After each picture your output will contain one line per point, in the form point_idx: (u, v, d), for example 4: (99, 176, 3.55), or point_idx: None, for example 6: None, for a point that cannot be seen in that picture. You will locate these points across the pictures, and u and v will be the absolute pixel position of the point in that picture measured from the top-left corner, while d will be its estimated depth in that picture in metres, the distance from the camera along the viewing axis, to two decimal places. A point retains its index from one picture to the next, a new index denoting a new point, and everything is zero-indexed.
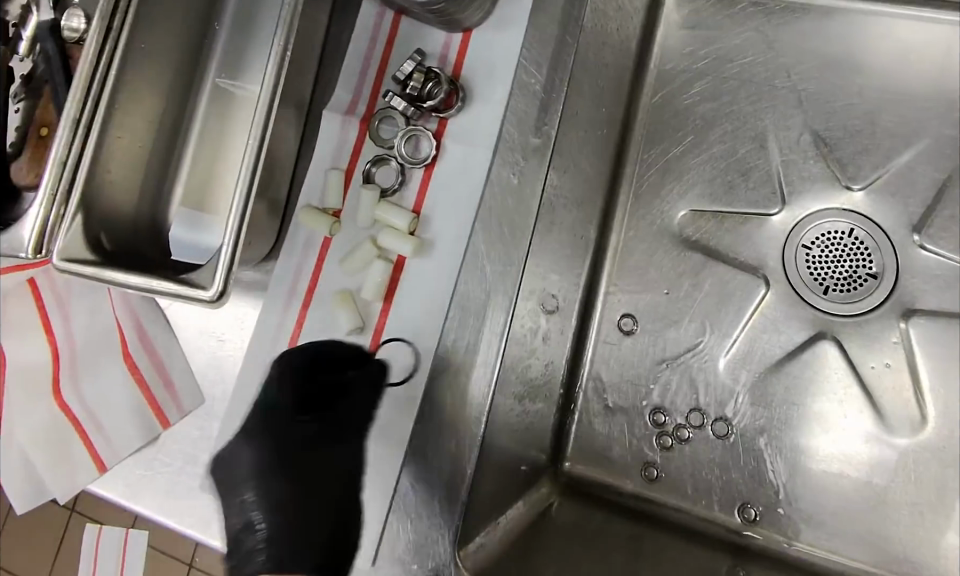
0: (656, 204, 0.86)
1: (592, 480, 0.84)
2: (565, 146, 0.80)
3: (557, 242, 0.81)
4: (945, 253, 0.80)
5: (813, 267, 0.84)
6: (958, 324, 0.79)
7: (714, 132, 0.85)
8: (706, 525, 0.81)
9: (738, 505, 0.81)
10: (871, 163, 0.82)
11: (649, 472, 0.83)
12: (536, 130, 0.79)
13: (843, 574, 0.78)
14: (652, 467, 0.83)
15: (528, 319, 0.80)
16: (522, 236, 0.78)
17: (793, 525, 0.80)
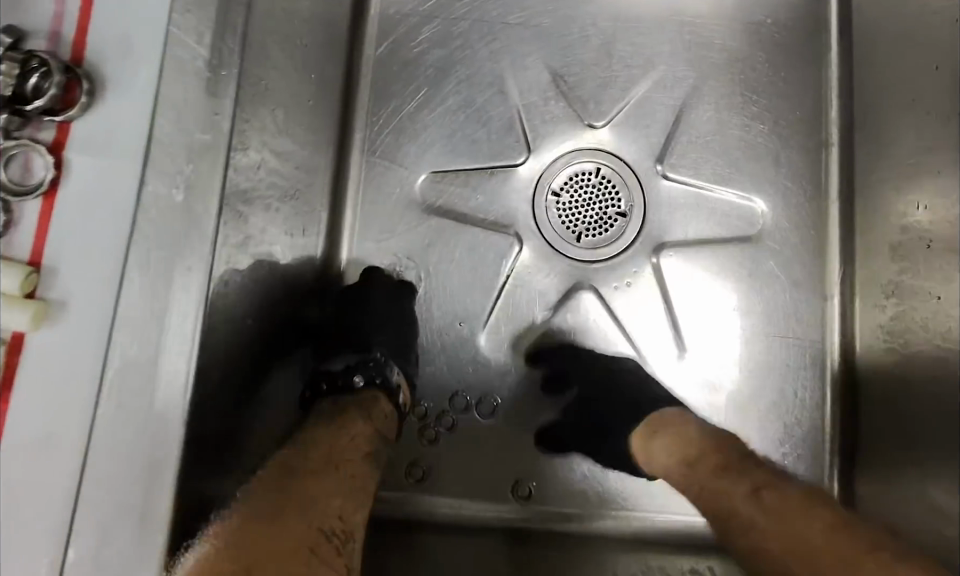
0: (393, 171, 0.75)
1: None
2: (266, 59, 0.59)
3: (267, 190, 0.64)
4: (689, 180, 0.75)
5: (561, 213, 0.75)
6: (709, 250, 0.75)
7: (448, 81, 0.76)
8: (482, 515, 0.72)
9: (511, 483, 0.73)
10: (611, 96, 0.76)
11: (415, 472, 0.73)
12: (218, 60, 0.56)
13: (625, 535, 0.72)
14: (418, 465, 0.73)
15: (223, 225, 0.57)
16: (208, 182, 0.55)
17: (570, 492, 0.73)
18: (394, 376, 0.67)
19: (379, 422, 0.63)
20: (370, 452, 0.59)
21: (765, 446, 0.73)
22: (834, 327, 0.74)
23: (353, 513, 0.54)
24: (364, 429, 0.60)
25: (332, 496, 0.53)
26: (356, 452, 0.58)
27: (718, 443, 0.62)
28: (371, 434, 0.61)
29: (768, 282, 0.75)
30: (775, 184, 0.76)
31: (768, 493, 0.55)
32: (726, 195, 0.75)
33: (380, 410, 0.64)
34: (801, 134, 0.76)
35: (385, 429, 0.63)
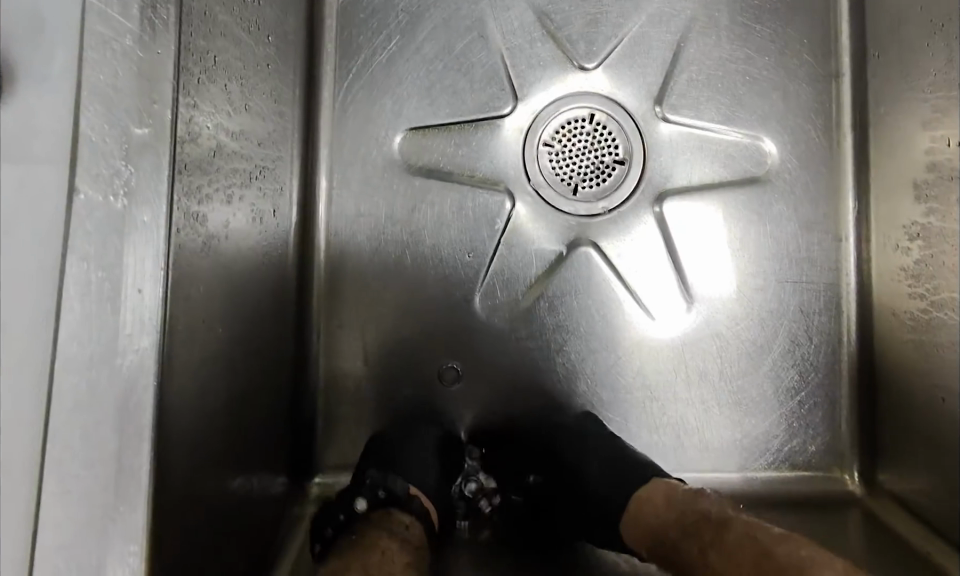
0: (369, 132, 0.69)
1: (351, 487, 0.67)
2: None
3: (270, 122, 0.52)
4: (691, 122, 0.69)
5: (554, 165, 0.69)
6: (718, 194, 0.68)
7: (423, 27, 0.69)
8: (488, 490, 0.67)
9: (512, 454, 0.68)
10: (603, 34, 0.69)
11: None
12: None
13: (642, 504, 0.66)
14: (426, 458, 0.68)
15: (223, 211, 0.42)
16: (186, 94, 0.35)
17: None
18: (403, 486, 0.60)
19: (409, 540, 0.56)
20: (409, 562, 0.54)
21: (783, 401, 0.67)
22: (848, 270, 0.67)
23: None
24: (395, 547, 0.54)
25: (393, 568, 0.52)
26: (404, 552, 0.55)
27: (680, 508, 0.56)
28: (402, 557, 0.54)
29: (780, 225, 0.68)
30: (783, 119, 0.69)
31: (732, 555, 0.50)
32: (730, 134, 0.68)
33: (399, 527, 0.57)
34: (810, 65, 0.69)
35: (418, 547, 0.57)
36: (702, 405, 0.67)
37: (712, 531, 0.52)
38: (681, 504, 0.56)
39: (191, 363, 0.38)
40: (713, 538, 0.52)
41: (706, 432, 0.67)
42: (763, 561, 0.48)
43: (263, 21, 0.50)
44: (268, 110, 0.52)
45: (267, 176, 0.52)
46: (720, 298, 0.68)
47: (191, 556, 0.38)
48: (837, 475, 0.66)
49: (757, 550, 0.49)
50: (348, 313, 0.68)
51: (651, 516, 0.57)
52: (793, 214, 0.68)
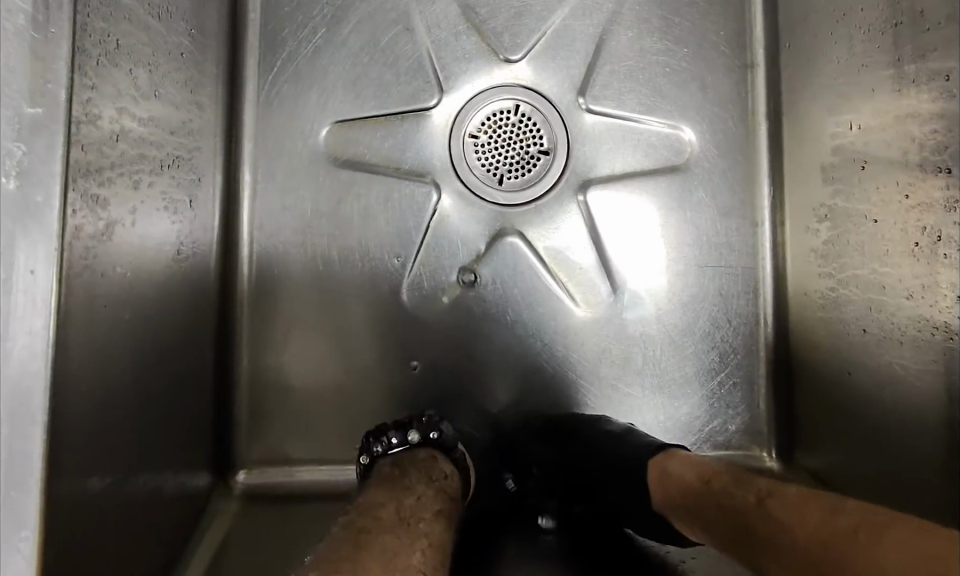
0: (293, 125, 0.69)
1: (275, 481, 0.66)
2: None
3: (187, 114, 0.52)
4: (614, 112, 0.70)
5: (480, 157, 0.70)
6: (640, 182, 0.70)
7: (347, 19, 0.69)
8: None
9: None
10: (527, 27, 0.70)
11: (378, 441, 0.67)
12: None
13: None
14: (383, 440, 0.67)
15: (130, 192, 0.42)
16: (79, 80, 0.35)
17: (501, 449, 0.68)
18: (453, 433, 0.62)
19: (445, 488, 0.56)
20: (440, 508, 0.52)
21: (704, 382, 0.69)
22: (765, 255, 0.70)
23: (436, 525, 0.50)
24: (431, 490, 0.54)
25: (422, 512, 0.50)
26: (438, 499, 0.53)
27: (715, 488, 0.52)
28: (437, 499, 0.53)
29: (698, 214, 0.70)
30: (701, 109, 0.71)
31: (792, 517, 0.45)
32: (653, 124, 0.70)
33: (438, 469, 0.57)
34: (726, 56, 0.71)
35: (452, 497, 0.56)
36: (626, 389, 0.69)
37: (763, 501, 0.48)
38: (703, 481, 0.53)
39: (87, 354, 0.37)
40: (766, 514, 0.47)
41: (632, 416, 0.69)
42: (833, 516, 0.43)
43: (177, 9, 0.50)
44: (184, 99, 0.52)
45: (183, 165, 0.51)
46: (641, 284, 0.69)
47: (87, 537, 0.38)
48: (756, 454, 0.68)
49: (820, 507, 0.44)
50: (276, 308, 0.68)
51: (682, 494, 0.54)
52: (711, 202, 0.70)
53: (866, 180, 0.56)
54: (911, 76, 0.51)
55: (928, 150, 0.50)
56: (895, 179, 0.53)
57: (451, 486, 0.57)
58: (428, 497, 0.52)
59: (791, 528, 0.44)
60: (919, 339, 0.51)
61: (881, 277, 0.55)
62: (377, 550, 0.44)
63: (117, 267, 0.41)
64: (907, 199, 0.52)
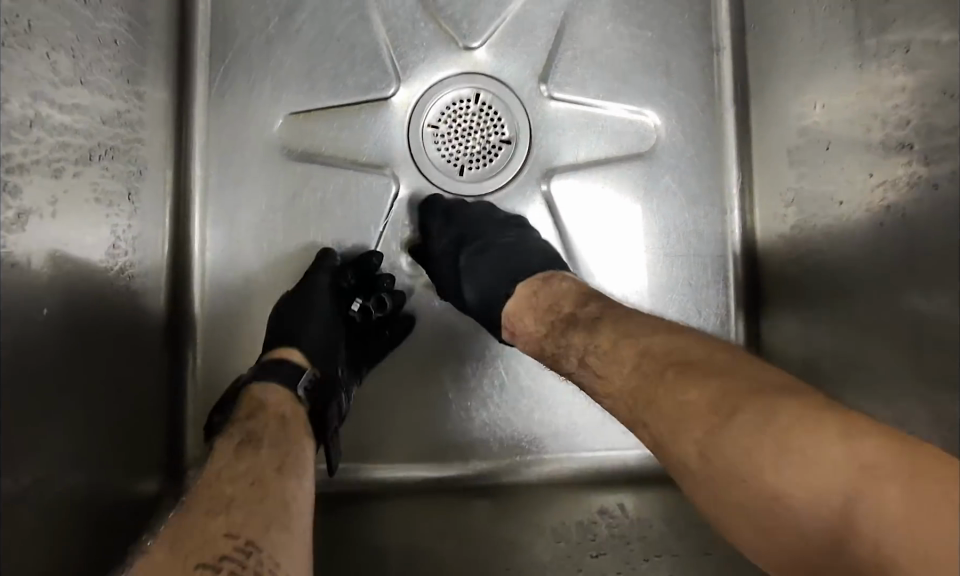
0: (247, 118, 0.67)
1: None
2: None
3: (122, 101, 0.50)
4: (578, 99, 0.68)
5: (439, 147, 0.68)
6: (604, 171, 0.68)
7: (302, 7, 0.67)
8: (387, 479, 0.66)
9: (410, 438, 0.66)
10: (487, 12, 0.68)
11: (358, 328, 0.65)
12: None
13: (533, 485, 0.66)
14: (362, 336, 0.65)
15: (51, 182, 0.40)
16: None
17: (469, 444, 0.66)
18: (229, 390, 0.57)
19: (247, 418, 0.54)
20: (238, 451, 0.51)
21: None
22: (731, 243, 0.68)
23: (230, 476, 0.48)
24: (227, 443, 0.52)
25: (221, 474, 0.48)
26: (238, 441, 0.52)
27: (565, 337, 0.53)
28: (231, 446, 0.51)
29: (663, 202, 0.68)
30: (667, 94, 0.69)
31: (669, 385, 0.43)
32: (617, 110, 0.68)
33: (237, 411, 0.55)
34: (692, 37, 0.69)
35: (252, 417, 0.54)
36: None
37: (634, 355, 0.47)
38: (571, 329, 0.53)
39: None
40: (633, 381, 0.46)
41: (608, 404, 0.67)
42: (719, 388, 0.41)
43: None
44: (121, 90, 0.50)
45: (119, 157, 0.50)
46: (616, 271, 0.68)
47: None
48: None
49: (698, 371, 0.43)
50: (232, 306, 0.66)
51: (528, 323, 0.57)
52: (678, 188, 0.68)
53: (831, 161, 0.55)
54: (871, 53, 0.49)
55: (890, 127, 0.48)
56: (859, 159, 0.52)
57: (248, 410, 0.54)
58: (222, 452, 0.51)
59: (662, 404, 0.43)
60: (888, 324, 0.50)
61: (845, 265, 0.54)
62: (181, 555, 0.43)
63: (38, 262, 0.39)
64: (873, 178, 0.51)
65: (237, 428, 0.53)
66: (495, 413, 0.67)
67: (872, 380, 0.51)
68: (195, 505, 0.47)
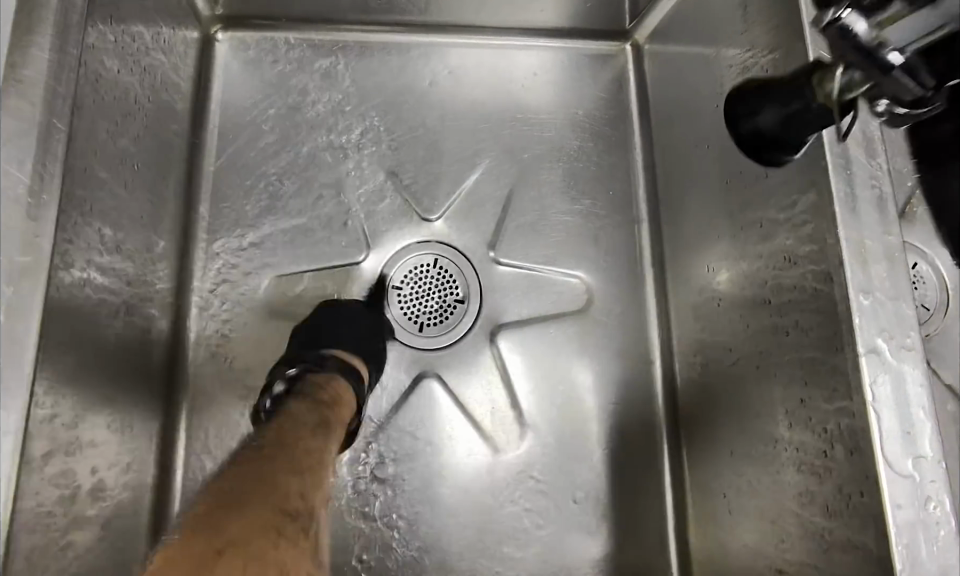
0: (237, 279, 0.77)
1: None
2: (142, 151, 0.60)
3: (140, 260, 0.61)
4: (522, 263, 0.80)
5: (405, 305, 0.79)
6: (544, 327, 0.79)
7: (289, 187, 0.80)
8: None
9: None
10: (443, 191, 0.82)
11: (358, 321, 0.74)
12: (90, 125, 0.50)
13: None
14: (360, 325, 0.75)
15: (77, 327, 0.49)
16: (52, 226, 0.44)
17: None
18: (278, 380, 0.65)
19: (297, 395, 0.61)
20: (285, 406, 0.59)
21: (607, 508, 0.75)
22: (657, 387, 0.78)
23: (292, 428, 0.57)
24: (283, 408, 0.60)
25: (289, 431, 0.56)
26: (289, 407, 0.60)
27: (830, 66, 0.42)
28: (278, 410, 0.59)
29: (596, 351, 0.79)
30: (595, 258, 0.81)
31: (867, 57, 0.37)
32: (555, 274, 0.80)
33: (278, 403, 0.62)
34: (614, 213, 0.83)
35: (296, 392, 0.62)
36: (537, 523, 0.74)
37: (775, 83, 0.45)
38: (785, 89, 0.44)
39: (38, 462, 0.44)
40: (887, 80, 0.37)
41: (536, 538, 0.73)
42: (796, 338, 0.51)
43: (140, 179, 0.60)
44: (141, 253, 0.61)
45: (134, 313, 0.60)
46: (552, 426, 0.76)
47: None
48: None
49: None
50: (211, 446, 0.73)
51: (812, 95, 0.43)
52: (608, 341, 0.79)
53: (720, 314, 0.66)
54: (736, 220, 0.62)
55: (754, 286, 0.60)
56: (736, 312, 0.63)
57: (299, 389, 0.63)
58: (275, 423, 0.58)
59: None
60: (751, 453, 0.59)
61: (731, 401, 0.63)
62: (273, 448, 0.53)
63: (73, 395, 0.49)
64: (747, 326, 0.61)
65: (269, 413, 0.61)
66: (445, 550, 0.73)
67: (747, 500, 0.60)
68: (264, 451, 0.53)
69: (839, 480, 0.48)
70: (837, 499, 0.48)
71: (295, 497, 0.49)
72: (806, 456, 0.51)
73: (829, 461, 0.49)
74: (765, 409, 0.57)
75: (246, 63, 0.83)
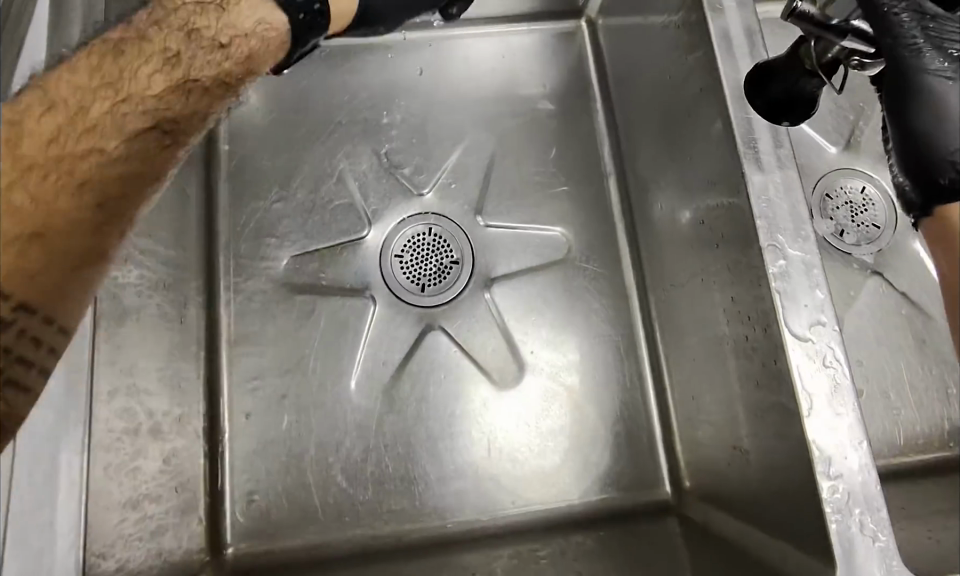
0: (256, 262, 0.88)
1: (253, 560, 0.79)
2: None
3: None
4: (506, 223, 0.90)
5: (407, 270, 0.89)
6: (532, 278, 0.88)
7: (294, 178, 0.90)
8: (375, 541, 0.81)
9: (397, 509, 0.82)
10: (431, 168, 0.92)
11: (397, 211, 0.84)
12: None
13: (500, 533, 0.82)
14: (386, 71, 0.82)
15: None
16: None
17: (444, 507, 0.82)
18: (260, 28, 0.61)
19: (167, 60, 0.55)
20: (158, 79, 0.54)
21: (601, 429, 0.85)
22: (635, 320, 0.88)
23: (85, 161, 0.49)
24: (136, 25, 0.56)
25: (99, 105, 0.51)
26: (154, 62, 0.54)
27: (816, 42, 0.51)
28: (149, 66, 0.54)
29: (579, 294, 0.88)
30: (572, 213, 0.91)
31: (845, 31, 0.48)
32: (537, 230, 0.90)
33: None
34: (585, 171, 0.92)
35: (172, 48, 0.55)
36: (541, 448, 0.84)
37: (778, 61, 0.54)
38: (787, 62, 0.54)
39: None
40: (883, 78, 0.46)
41: (539, 463, 0.84)
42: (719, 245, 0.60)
43: None
44: None
45: None
46: (546, 363, 0.86)
47: None
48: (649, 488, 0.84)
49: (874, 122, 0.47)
50: (249, 408, 0.83)
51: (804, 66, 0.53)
52: (589, 285, 0.89)
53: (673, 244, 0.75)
54: (674, 157, 0.71)
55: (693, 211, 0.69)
56: (682, 237, 0.72)
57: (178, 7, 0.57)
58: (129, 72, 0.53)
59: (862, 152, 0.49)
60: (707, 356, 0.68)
61: (688, 317, 0.73)
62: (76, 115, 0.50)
63: None
64: (691, 248, 0.70)
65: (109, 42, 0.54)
66: (463, 479, 0.83)
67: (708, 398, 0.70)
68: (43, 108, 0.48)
69: (765, 358, 0.56)
70: (763, 374, 0.57)
71: (42, 179, 0.47)
72: (741, 345, 0.60)
73: (755, 345, 0.58)
74: (711, 315, 0.66)
75: None
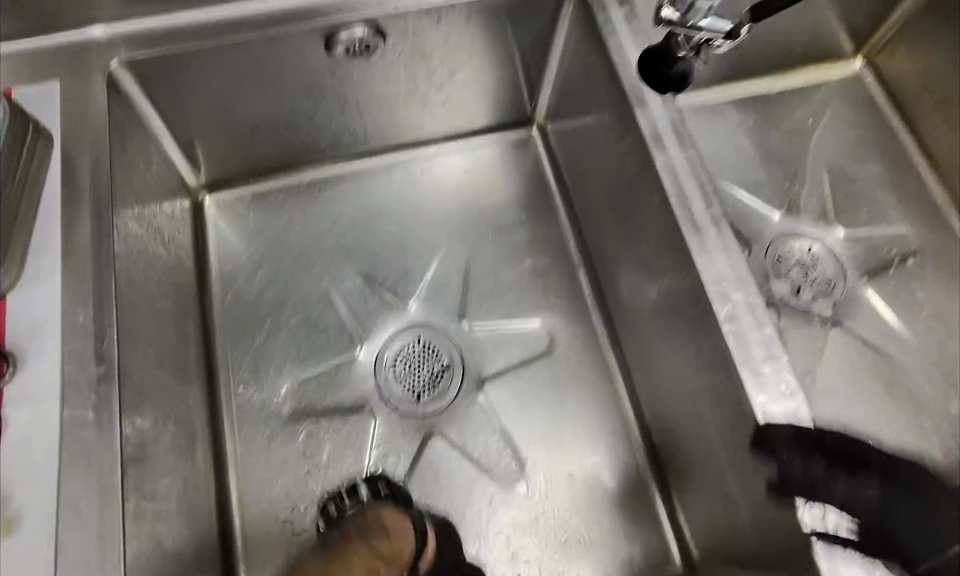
0: (257, 390, 0.92)
1: None
2: (161, 294, 0.76)
3: (174, 382, 0.75)
4: (489, 324, 0.95)
5: (403, 382, 0.92)
6: (518, 373, 0.93)
7: (285, 307, 0.96)
8: None
9: None
10: (412, 281, 0.98)
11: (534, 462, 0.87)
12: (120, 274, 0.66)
13: None
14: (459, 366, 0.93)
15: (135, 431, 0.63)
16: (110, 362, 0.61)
17: None
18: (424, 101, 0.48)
19: None
20: None
21: (603, 508, 0.88)
22: (622, 399, 0.93)
23: None
24: None
25: None
26: None
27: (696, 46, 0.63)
28: None
29: (565, 381, 0.93)
30: (548, 306, 0.97)
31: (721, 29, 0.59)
32: (518, 327, 0.95)
33: None
34: (555, 267, 0.99)
35: None
36: (549, 534, 0.86)
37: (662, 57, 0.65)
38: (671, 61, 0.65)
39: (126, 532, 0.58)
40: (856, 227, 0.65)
41: (549, 550, 0.86)
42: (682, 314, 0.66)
43: (164, 317, 0.76)
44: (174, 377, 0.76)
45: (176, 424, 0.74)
46: (543, 451, 0.90)
47: None
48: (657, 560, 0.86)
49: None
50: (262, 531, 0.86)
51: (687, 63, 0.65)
52: (573, 371, 0.94)
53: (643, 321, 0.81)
54: (631, 237, 0.77)
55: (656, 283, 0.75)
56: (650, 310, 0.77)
57: None
58: None
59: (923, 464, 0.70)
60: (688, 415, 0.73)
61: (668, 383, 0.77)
62: None
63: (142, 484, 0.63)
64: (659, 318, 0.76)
65: None
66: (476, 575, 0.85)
67: (697, 456, 0.73)
68: None
69: (737, 406, 0.61)
70: (738, 420, 0.62)
71: None
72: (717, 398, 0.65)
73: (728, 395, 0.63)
74: (686, 375, 0.71)
75: (231, 215, 1.01)
